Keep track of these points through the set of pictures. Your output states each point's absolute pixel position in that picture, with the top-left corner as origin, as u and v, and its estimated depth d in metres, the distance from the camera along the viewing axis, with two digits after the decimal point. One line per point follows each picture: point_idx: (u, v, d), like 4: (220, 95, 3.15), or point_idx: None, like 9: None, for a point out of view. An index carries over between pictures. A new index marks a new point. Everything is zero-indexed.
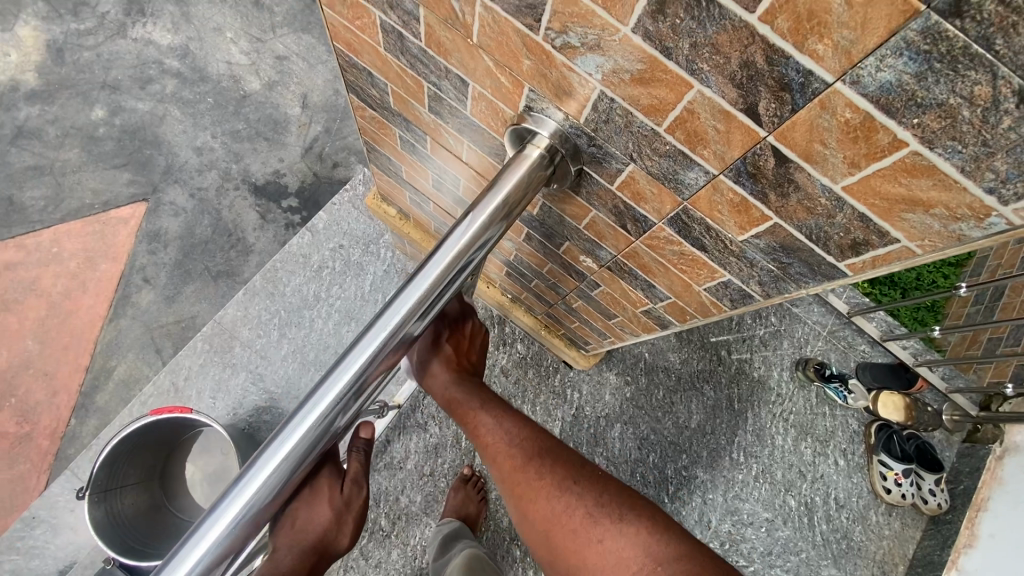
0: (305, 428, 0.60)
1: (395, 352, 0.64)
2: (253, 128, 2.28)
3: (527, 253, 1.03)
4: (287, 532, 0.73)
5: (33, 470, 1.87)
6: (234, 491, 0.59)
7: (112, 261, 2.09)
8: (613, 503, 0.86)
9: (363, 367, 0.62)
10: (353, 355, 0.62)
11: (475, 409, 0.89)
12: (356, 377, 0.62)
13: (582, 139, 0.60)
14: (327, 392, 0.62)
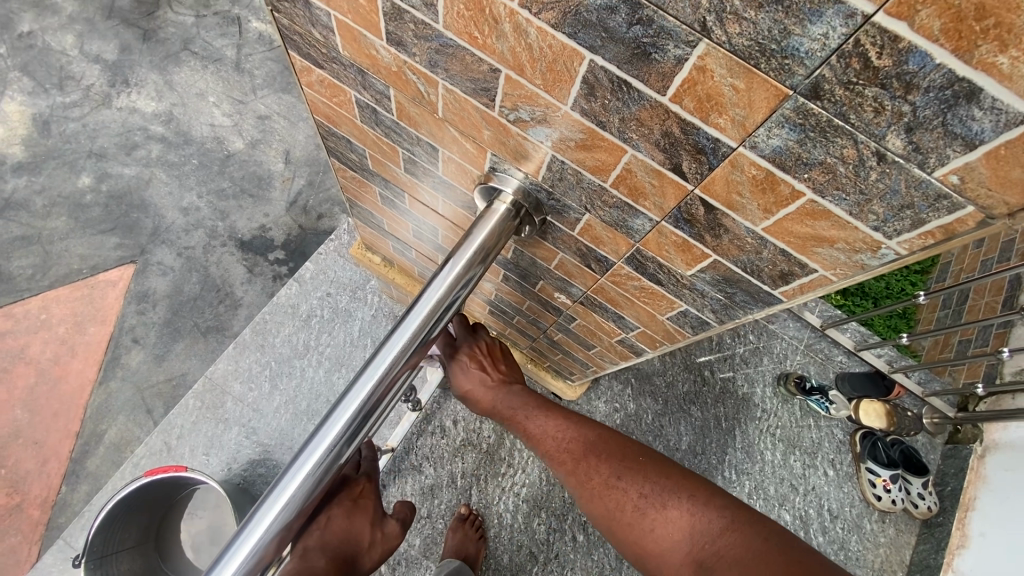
0: (302, 475, 0.64)
1: (386, 395, 0.69)
2: (238, 186, 2.36)
3: (506, 291, 1.09)
4: (322, 536, 0.85)
5: (23, 543, 1.83)
6: (236, 541, 0.62)
7: (101, 324, 2.11)
8: (659, 491, 0.83)
9: (354, 411, 0.66)
10: (345, 399, 0.67)
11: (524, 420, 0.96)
12: (348, 422, 0.66)
13: (541, 193, 0.67)
14: (321, 438, 0.65)
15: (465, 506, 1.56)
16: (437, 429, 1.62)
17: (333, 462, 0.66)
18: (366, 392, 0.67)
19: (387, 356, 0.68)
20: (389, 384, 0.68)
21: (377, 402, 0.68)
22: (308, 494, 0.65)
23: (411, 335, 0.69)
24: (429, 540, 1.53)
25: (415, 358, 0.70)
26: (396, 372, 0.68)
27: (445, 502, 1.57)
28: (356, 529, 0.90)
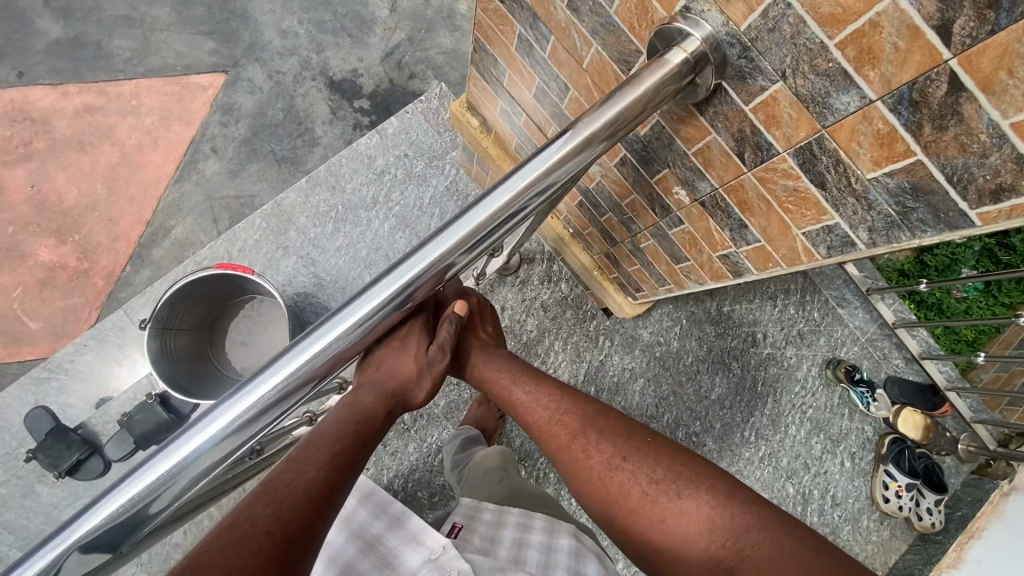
0: (343, 328, 0.67)
1: (436, 276, 0.70)
2: (340, 22, 2.27)
3: (613, 181, 1.04)
4: (374, 371, 0.88)
5: (86, 306, 1.98)
6: (269, 368, 0.65)
7: (185, 125, 2.14)
8: (670, 479, 0.80)
9: (412, 276, 0.68)
10: (403, 265, 0.68)
11: (514, 388, 0.95)
12: (400, 288, 0.68)
13: (734, 49, 0.60)
14: (377, 292, 0.68)
15: None
16: None
17: (376, 324, 0.68)
18: (427, 261, 0.69)
19: (452, 236, 0.68)
20: (443, 265, 0.69)
21: (429, 278, 0.69)
22: (346, 341, 0.67)
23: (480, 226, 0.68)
24: (453, 404, 1.60)
25: (472, 250, 0.70)
26: (452, 257, 0.69)
27: None
28: (401, 364, 0.88)
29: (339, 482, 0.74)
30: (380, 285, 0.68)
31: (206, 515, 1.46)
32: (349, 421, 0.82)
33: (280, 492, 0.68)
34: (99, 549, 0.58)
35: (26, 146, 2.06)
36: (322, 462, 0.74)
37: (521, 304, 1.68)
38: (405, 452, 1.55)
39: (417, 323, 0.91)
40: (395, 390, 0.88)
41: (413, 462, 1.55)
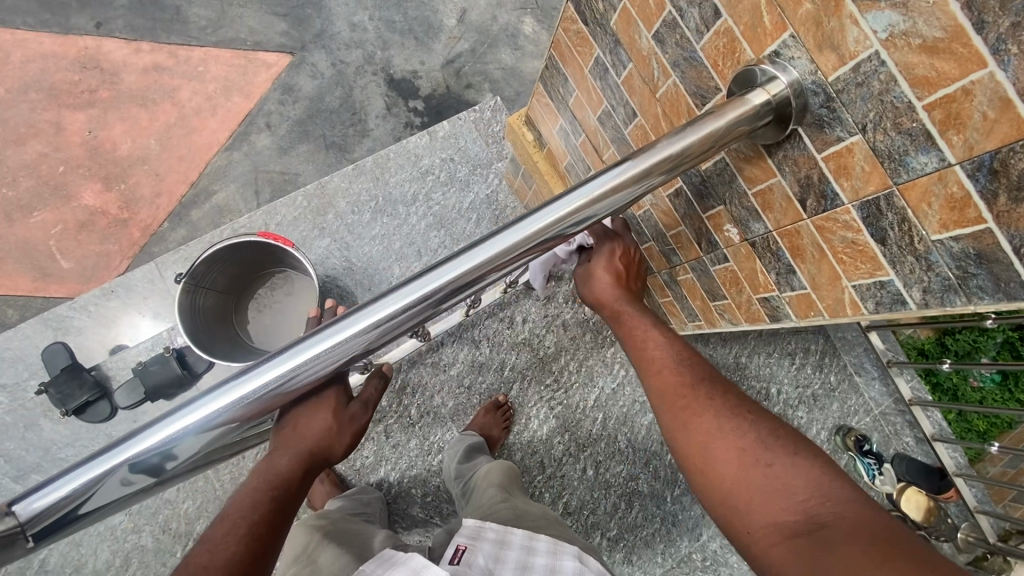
0: (372, 320, 0.61)
1: (469, 285, 0.64)
2: (408, 25, 2.35)
3: (662, 212, 1.07)
4: (288, 434, 0.81)
5: (119, 254, 2.02)
6: (286, 351, 0.60)
7: (245, 97, 2.21)
8: (791, 439, 0.75)
9: (441, 283, 0.63)
10: (435, 271, 0.63)
11: (650, 328, 0.97)
12: (431, 294, 0.63)
13: (818, 98, 0.63)
14: (399, 295, 0.62)
15: (503, 396, 1.61)
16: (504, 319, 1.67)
17: (395, 329, 0.63)
18: (461, 271, 0.63)
19: (492, 248, 0.64)
20: (479, 276, 0.64)
21: (460, 287, 0.64)
22: (360, 342, 0.61)
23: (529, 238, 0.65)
24: (461, 407, 1.61)
25: (511, 262, 0.66)
26: (489, 269, 0.64)
27: (487, 384, 1.63)
28: (316, 433, 0.83)
29: (260, 553, 0.76)
30: (405, 288, 0.62)
31: (203, 476, 1.47)
32: (265, 489, 0.80)
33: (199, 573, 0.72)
34: (113, 492, 0.55)
35: (91, 93, 2.13)
36: (241, 535, 0.75)
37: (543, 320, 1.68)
38: (406, 446, 1.55)
39: (326, 392, 0.84)
40: (313, 458, 0.83)
41: (412, 458, 1.55)
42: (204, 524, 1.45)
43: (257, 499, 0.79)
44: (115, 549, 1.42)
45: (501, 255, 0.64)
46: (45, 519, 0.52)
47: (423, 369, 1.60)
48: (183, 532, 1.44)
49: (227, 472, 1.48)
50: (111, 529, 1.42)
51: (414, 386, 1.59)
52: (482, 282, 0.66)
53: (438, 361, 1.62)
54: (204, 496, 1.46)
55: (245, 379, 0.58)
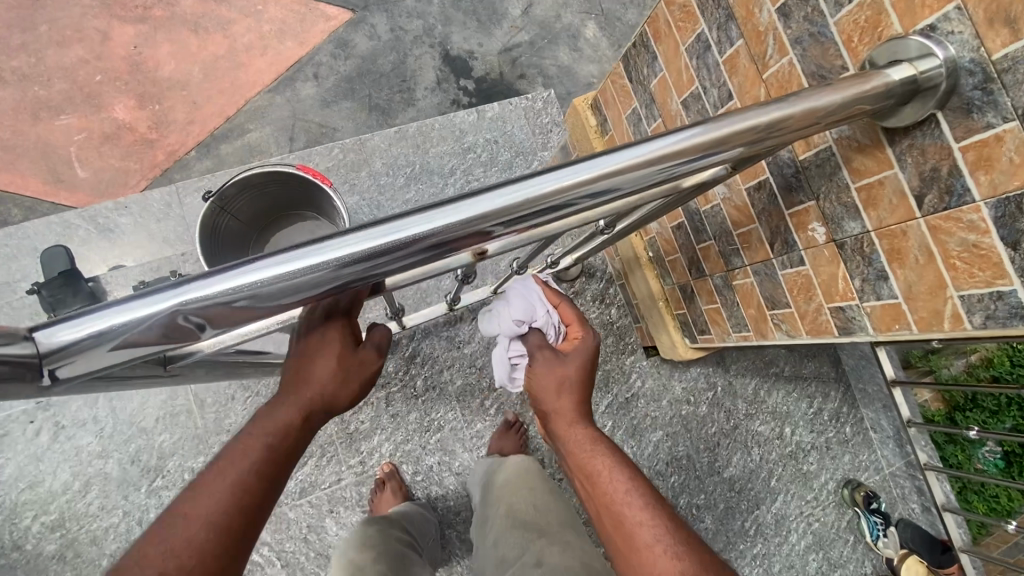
0: (414, 232, 0.53)
1: (525, 218, 0.56)
2: (473, 6, 2.33)
3: (734, 208, 1.01)
4: (290, 376, 0.69)
5: (139, 174, 1.95)
6: (309, 248, 0.52)
7: (298, 44, 2.16)
8: None
9: (496, 206, 0.54)
10: (493, 192, 0.54)
11: (593, 451, 0.82)
12: (483, 218, 0.54)
13: (971, 79, 0.59)
14: (451, 211, 0.53)
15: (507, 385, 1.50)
16: None
17: (429, 246, 0.54)
18: (522, 196, 0.55)
19: (560, 178, 0.55)
20: (538, 209, 0.56)
21: (512, 218, 0.56)
22: (390, 254, 0.53)
23: (608, 178, 0.56)
24: (468, 387, 1.52)
25: (576, 204, 0.58)
26: (548, 205, 0.56)
27: None
28: (323, 372, 0.70)
29: (259, 501, 0.62)
30: (461, 203, 0.54)
31: (186, 411, 1.37)
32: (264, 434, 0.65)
33: (189, 521, 0.58)
34: (123, 353, 0.50)
35: (144, 9, 2.06)
36: (237, 480, 0.61)
37: None
38: (405, 418, 1.47)
39: (333, 330, 0.72)
40: (318, 405, 0.69)
41: (409, 432, 1.47)
42: (177, 462, 1.34)
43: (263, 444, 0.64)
44: (77, 470, 1.31)
45: (567, 190, 0.56)
46: (56, 360, 0.48)
47: (436, 342, 1.52)
48: (153, 466, 1.33)
49: (212, 411, 1.38)
50: (77, 450, 1.32)
51: (424, 357, 1.50)
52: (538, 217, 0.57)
53: (453, 336, 1.53)
54: (183, 432, 1.36)
55: (269, 264, 0.51)
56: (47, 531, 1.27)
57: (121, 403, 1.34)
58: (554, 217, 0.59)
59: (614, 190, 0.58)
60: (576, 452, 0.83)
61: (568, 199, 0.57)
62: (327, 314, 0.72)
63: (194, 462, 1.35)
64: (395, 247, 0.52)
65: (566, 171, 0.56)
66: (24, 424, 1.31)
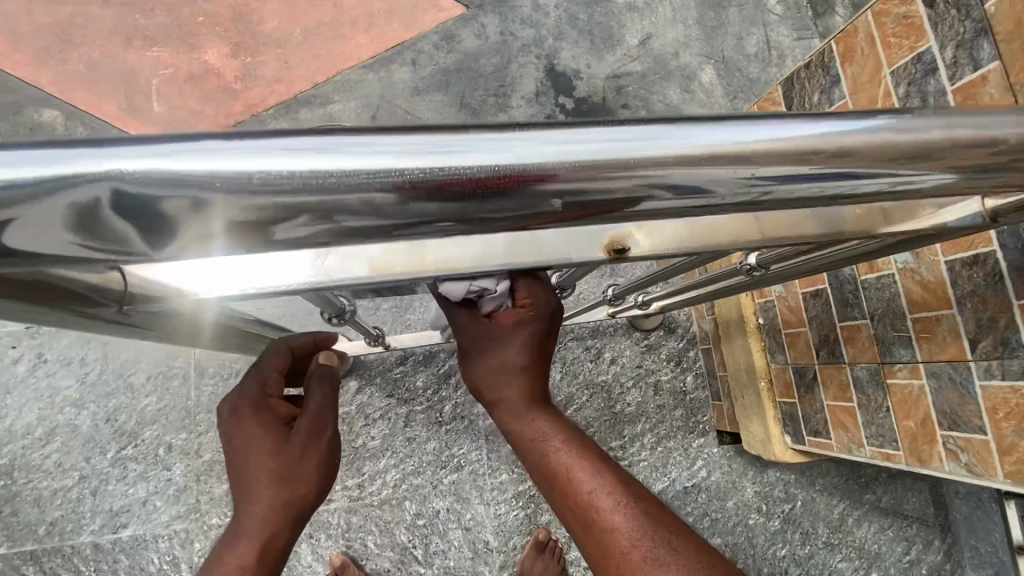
0: (566, 157, 0.30)
1: (626, 197, 0.32)
2: (589, 27, 2.19)
3: (919, 284, 0.76)
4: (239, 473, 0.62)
5: (212, 120, 1.86)
6: (386, 139, 0.30)
7: (404, 28, 2.06)
8: None
9: (594, 158, 0.31)
10: (598, 126, 0.31)
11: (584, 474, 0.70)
12: (554, 172, 0.31)
13: None
14: (518, 142, 0.30)
15: None
16: (591, 348, 1.33)
17: (446, 201, 0.31)
18: (638, 154, 0.31)
19: (710, 134, 0.32)
20: (649, 183, 0.32)
21: (606, 188, 0.32)
22: (381, 197, 0.30)
23: (780, 160, 0.32)
24: None
25: (707, 192, 0.33)
26: (664, 178, 0.32)
27: None
28: (263, 467, 0.59)
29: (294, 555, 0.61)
30: (535, 133, 0.30)
31: (181, 377, 1.18)
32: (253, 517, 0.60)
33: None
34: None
35: None
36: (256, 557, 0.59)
37: (633, 369, 1.34)
38: (421, 446, 1.23)
39: (252, 421, 0.61)
40: (278, 484, 0.60)
41: (422, 463, 1.22)
42: (154, 433, 1.15)
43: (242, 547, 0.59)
44: (44, 413, 1.13)
45: (717, 162, 0.32)
46: None
47: None
48: (127, 431, 1.14)
49: (209, 383, 1.18)
50: (52, 392, 1.14)
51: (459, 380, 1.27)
52: (643, 200, 0.33)
53: None
54: (171, 400, 1.17)
55: (309, 146, 0.28)
56: None
57: (115, 350, 1.17)
58: (668, 210, 0.35)
59: (781, 188, 0.34)
60: (566, 472, 0.71)
61: (707, 178, 0.32)
62: (238, 407, 0.61)
63: (173, 437, 1.15)
64: (401, 177, 0.29)
65: (719, 127, 0.32)
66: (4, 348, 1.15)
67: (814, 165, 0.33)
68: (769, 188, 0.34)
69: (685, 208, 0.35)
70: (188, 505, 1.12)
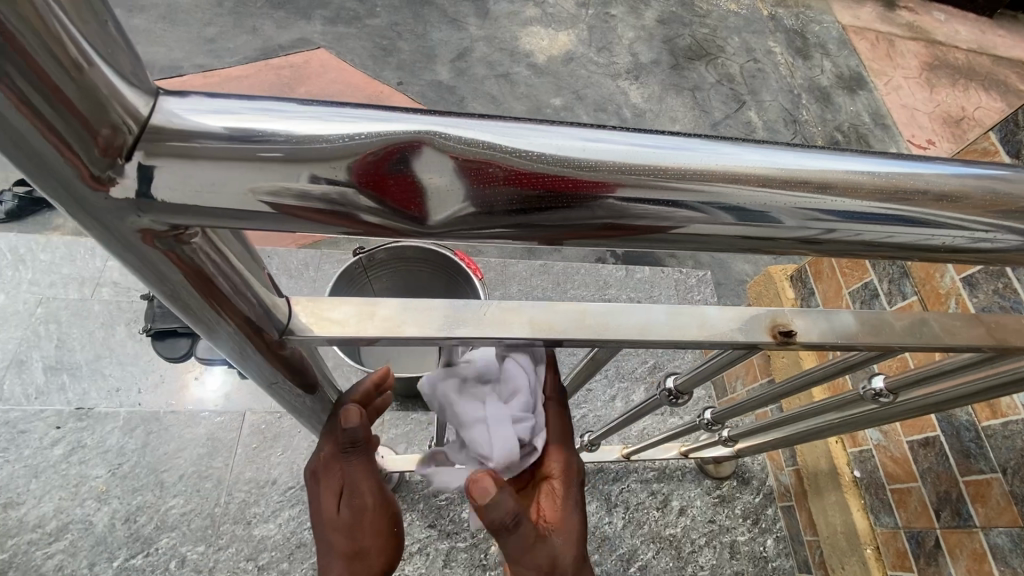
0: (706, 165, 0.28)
1: (738, 223, 0.30)
2: None
3: None
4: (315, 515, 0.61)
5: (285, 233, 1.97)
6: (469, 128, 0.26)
7: None
8: None
9: (714, 173, 0.28)
10: (698, 140, 0.28)
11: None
12: (629, 185, 0.28)
13: None
14: (628, 138, 0.27)
15: None
16: (657, 493, 1.20)
17: (522, 207, 0.28)
18: (772, 177, 0.28)
19: (875, 171, 0.29)
20: (770, 212, 0.29)
21: (721, 211, 0.29)
22: (457, 187, 0.26)
23: (935, 207, 0.30)
24: None
25: (847, 230, 0.30)
26: (796, 208, 0.29)
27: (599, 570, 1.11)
28: (336, 542, 0.58)
29: None
30: (642, 138, 0.28)
31: (215, 480, 1.10)
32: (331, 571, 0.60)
33: None
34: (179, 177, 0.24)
35: None
36: None
37: (705, 523, 1.18)
38: None
39: (320, 482, 0.59)
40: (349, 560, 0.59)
41: None
42: (171, 541, 1.03)
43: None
44: (65, 506, 1.05)
45: (873, 199, 0.29)
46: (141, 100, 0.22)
47: None
48: (143, 536, 1.03)
49: (242, 491, 1.09)
50: (80, 481, 1.08)
51: None
52: (756, 229, 0.30)
53: None
54: (197, 505, 1.07)
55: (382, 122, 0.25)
56: None
57: (157, 441, 1.13)
58: (780, 246, 0.32)
59: (913, 236, 0.31)
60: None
61: (860, 210, 0.29)
62: (313, 468, 0.60)
63: (188, 551, 1.03)
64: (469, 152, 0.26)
65: (861, 161, 0.29)
66: (50, 427, 1.13)
67: (989, 219, 0.31)
68: (930, 238, 0.31)
69: (808, 249, 0.32)
70: None
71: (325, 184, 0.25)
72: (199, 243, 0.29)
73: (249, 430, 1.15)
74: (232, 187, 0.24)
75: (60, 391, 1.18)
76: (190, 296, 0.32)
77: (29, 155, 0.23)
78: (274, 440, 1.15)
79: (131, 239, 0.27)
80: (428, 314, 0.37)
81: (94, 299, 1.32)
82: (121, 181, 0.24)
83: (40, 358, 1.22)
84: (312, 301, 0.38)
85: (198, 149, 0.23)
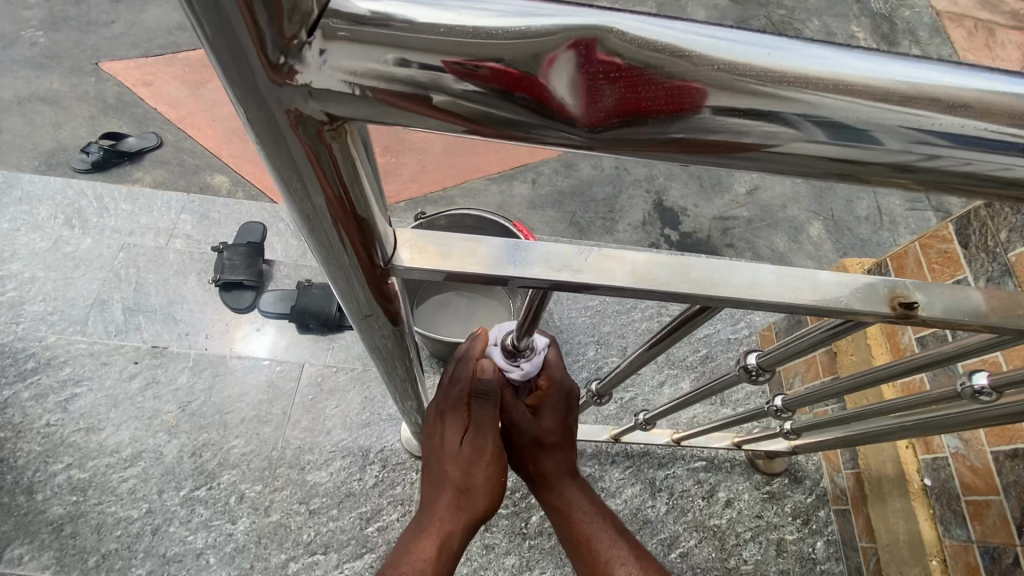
0: (816, 72, 0.24)
1: (837, 142, 0.26)
2: (701, 171, 2.22)
3: None
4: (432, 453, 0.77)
5: None
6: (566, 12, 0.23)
7: (530, 151, 2.17)
8: None
9: (831, 80, 0.24)
10: (793, 40, 0.24)
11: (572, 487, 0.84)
12: (713, 88, 0.24)
13: None
14: (735, 34, 0.24)
15: None
16: (703, 482, 1.17)
17: (615, 121, 0.25)
18: (899, 91, 0.24)
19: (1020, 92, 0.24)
20: (879, 131, 0.25)
21: (816, 126, 0.25)
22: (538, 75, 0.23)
23: None
24: None
25: (973, 162, 0.26)
26: (913, 127, 0.25)
27: None
28: (453, 471, 0.74)
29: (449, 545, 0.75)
30: (741, 36, 0.24)
31: (274, 425, 1.14)
32: (441, 500, 0.76)
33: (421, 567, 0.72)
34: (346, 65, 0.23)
35: None
36: (430, 556, 0.73)
37: (752, 518, 1.15)
38: (500, 559, 1.08)
39: (448, 425, 0.74)
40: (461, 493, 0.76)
41: None
42: (231, 478, 1.09)
43: (443, 531, 0.75)
44: (138, 436, 1.12)
45: (1012, 125, 0.25)
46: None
47: None
48: (207, 471, 1.10)
49: (297, 438, 1.13)
50: (153, 414, 1.15)
51: None
52: (856, 153, 0.26)
53: (596, 482, 1.16)
54: (256, 447, 1.12)
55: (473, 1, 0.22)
56: (66, 488, 1.07)
57: (222, 384, 1.19)
58: (882, 178, 0.27)
59: None
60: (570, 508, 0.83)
61: (992, 136, 0.25)
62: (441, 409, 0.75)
63: (247, 488, 1.08)
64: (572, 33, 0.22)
65: (996, 76, 0.25)
66: (127, 362, 1.21)
67: None
68: None
69: (904, 179, 0.27)
70: (240, 570, 1.02)
71: (396, 65, 0.23)
72: (341, 143, 0.29)
73: (307, 381, 1.20)
74: (319, 63, 0.23)
75: (136, 330, 1.26)
76: (316, 197, 0.32)
77: (216, 19, 0.22)
78: (329, 393, 1.19)
79: (283, 122, 0.27)
80: (534, 256, 0.38)
81: (170, 249, 1.40)
82: (300, 68, 0.24)
83: (119, 299, 1.30)
84: (417, 231, 0.40)
85: (364, 33, 0.22)
